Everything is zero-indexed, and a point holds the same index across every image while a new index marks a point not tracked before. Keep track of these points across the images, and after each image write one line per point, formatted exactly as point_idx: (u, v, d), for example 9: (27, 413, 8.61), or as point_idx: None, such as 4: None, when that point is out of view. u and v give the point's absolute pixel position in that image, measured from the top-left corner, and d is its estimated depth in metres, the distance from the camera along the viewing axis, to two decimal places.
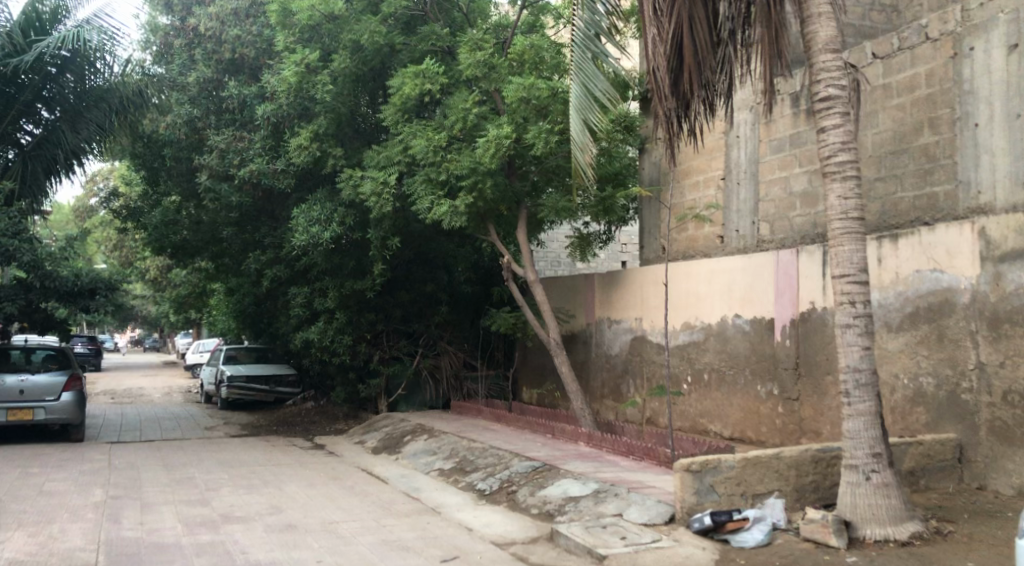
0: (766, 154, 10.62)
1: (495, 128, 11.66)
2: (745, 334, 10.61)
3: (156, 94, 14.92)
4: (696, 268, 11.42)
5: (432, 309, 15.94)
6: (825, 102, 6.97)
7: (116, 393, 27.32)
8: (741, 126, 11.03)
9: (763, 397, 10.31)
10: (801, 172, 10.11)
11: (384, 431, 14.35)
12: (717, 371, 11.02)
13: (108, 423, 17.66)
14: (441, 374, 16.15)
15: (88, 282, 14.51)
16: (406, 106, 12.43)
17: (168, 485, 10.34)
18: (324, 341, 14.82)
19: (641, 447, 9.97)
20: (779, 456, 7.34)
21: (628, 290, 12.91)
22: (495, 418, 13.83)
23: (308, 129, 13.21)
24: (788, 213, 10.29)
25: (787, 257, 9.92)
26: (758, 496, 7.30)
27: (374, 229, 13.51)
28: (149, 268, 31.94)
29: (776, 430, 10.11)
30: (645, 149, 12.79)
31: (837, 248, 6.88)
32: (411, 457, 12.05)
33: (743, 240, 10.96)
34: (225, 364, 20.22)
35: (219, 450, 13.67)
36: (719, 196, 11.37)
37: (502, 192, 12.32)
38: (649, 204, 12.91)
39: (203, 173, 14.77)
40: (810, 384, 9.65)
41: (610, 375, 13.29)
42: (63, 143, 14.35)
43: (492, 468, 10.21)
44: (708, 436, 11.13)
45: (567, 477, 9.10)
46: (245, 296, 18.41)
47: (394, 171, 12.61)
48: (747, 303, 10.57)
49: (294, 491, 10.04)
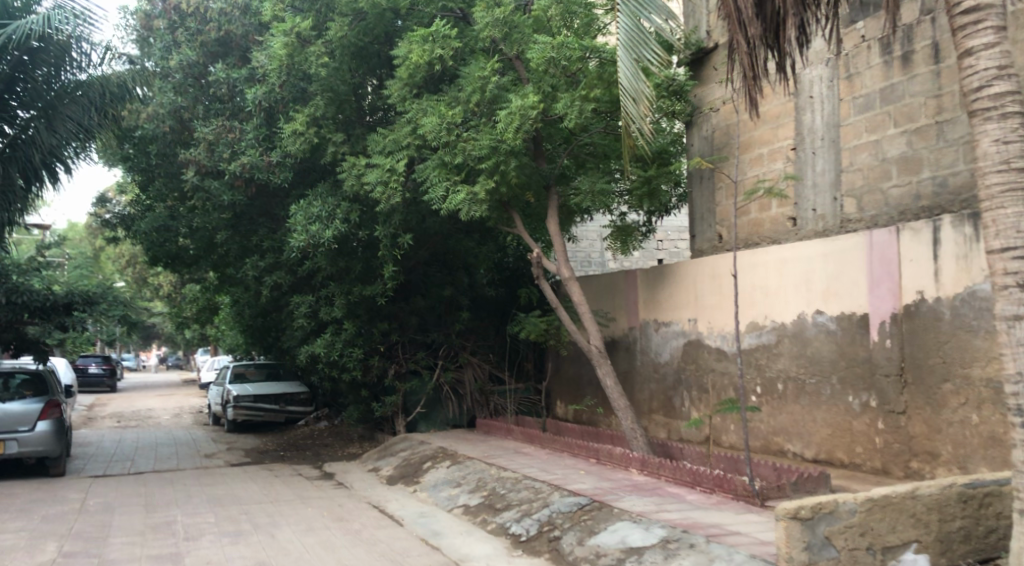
0: (849, 115, 8.79)
1: (520, 98, 9.91)
2: (829, 334, 8.75)
3: (141, 85, 13.27)
4: (763, 258, 9.59)
5: (453, 316, 14.21)
6: (971, 13, 5.15)
7: (123, 415, 25.71)
8: (815, 84, 9.22)
9: (856, 411, 8.43)
10: (896, 133, 8.27)
11: (401, 456, 12.57)
12: (795, 379, 9.19)
13: (101, 452, 16.05)
14: (465, 390, 14.33)
15: (64, 295, 12.82)
16: (415, 80, 10.76)
17: (139, 536, 8.62)
18: (333, 355, 13.03)
19: (710, 478, 8.11)
20: (916, 495, 5.47)
21: (678, 287, 11.09)
22: (528, 439, 12.01)
23: (302, 113, 11.55)
24: (880, 185, 8.45)
25: (883, 239, 8.07)
26: (891, 550, 5.43)
27: (383, 225, 11.80)
28: (161, 282, 30.59)
29: (874, 451, 8.23)
30: (692, 122, 10.97)
31: (994, 213, 5.00)
32: (431, 490, 10.27)
33: (823, 220, 9.11)
34: (231, 383, 18.62)
35: (213, 484, 11.95)
36: (789, 168, 9.53)
37: (529, 175, 10.52)
38: (700, 184, 11.08)
39: (190, 169, 13.04)
40: (921, 393, 7.76)
41: (659, 387, 11.45)
42: (38, 143, 12.34)
43: (528, 506, 8.38)
44: (787, 458, 9.26)
45: (623, 520, 7.26)
46: (247, 308, 16.77)
47: (403, 156, 10.86)
48: (831, 297, 8.70)
49: (288, 540, 8.30)
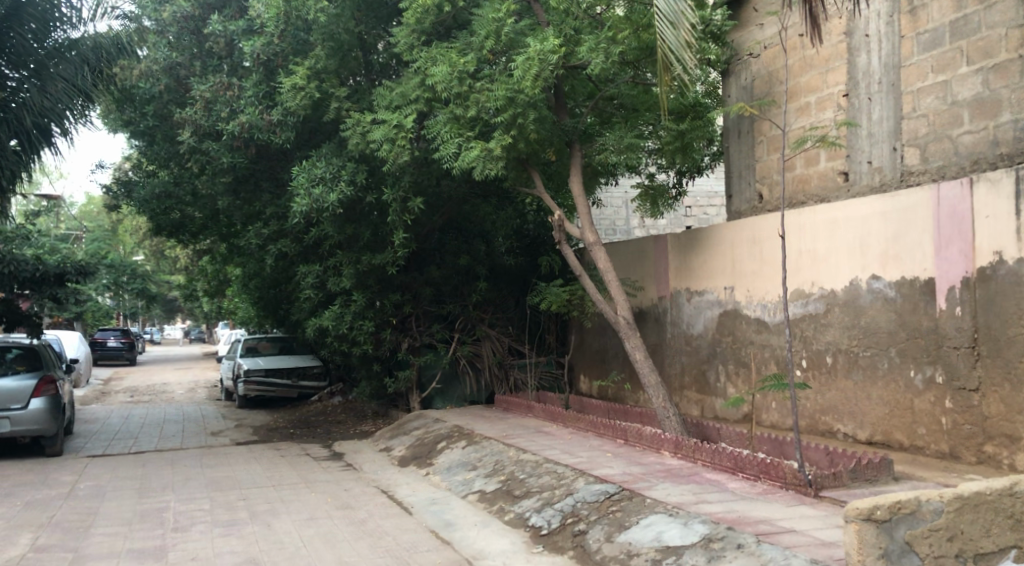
0: (911, 54, 7.78)
1: (538, 41, 8.97)
2: (887, 302, 7.80)
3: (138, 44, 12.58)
4: (811, 218, 8.61)
5: (469, 287, 13.33)
6: None
7: (138, 390, 25.09)
8: (872, 21, 8.18)
9: (918, 388, 7.50)
10: (969, 72, 7.29)
11: (414, 435, 11.76)
12: (847, 352, 8.25)
13: (104, 430, 15.38)
14: (483, 364, 13.48)
15: (55, 266, 12.04)
16: (424, 26, 9.98)
17: (124, 525, 7.88)
18: (342, 328, 12.19)
19: (754, 464, 7.18)
20: (1015, 492, 4.53)
21: (713, 252, 10.14)
22: (550, 417, 11.15)
23: (302, 66, 10.80)
24: (949, 132, 7.47)
25: (953, 192, 7.09)
26: (987, 556, 4.53)
27: (391, 189, 10.91)
28: (179, 255, 29.95)
29: (940, 433, 7.30)
30: (730, 71, 9.97)
31: None
32: (444, 474, 9.46)
33: (880, 174, 8.11)
34: (243, 357, 17.92)
35: (215, 466, 11.19)
36: (841, 117, 8.51)
37: (549, 130, 9.54)
38: (738, 139, 10.08)
39: (185, 130, 12.19)
40: (999, 367, 6.80)
41: (692, 360, 10.54)
42: (31, 104, 11.43)
43: (549, 494, 7.53)
44: (836, 440, 8.34)
45: (657, 513, 6.40)
46: (255, 279, 16.02)
47: (411, 110, 9.94)
48: (889, 261, 7.75)
49: (284, 531, 7.51)
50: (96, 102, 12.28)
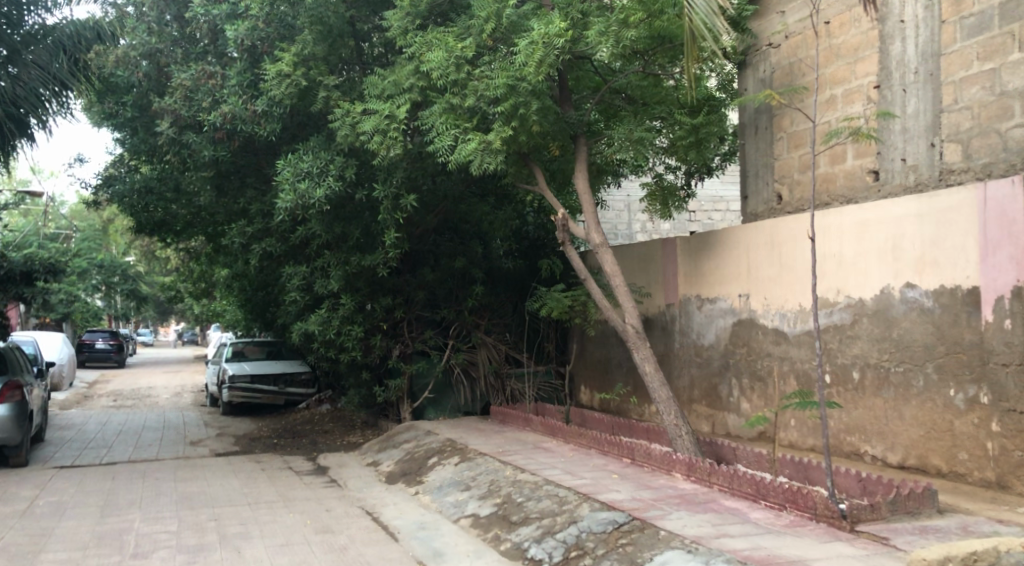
0: (953, 40, 7.10)
1: (544, 24, 8.30)
2: (923, 313, 7.09)
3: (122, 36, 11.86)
4: (838, 221, 7.89)
5: (464, 291, 12.60)
6: None
7: (121, 394, 24.23)
8: (908, 5, 7.48)
9: (959, 409, 6.78)
10: (1021, 59, 6.63)
11: (404, 448, 11.00)
12: (876, 367, 7.53)
13: (78, 437, 14.57)
14: (478, 373, 12.72)
15: (22, 263, 11.24)
16: (419, 10, 9.39)
17: (78, 550, 7.11)
18: (329, 334, 11.42)
19: (779, 492, 6.42)
20: None
21: (727, 257, 9.42)
22: (549, 431, 10.41)
23: (289, 52, 10.12)
24: (997, 126, 6.78)
25: (1002, 192, 6.40)
26: None
27: (382, 185, 10.16)
28: (171, 256, 29.28)
29: (985, 459, 6.57)
30: (747, 62, 9.33)
31: None
32: (434, 494, 8.71)
33: (915, 172, 7.43)
34: (228, 362, 17.18)
35: (188, 479, 10.42)
36: (871, 110, 7.82)
37: (553, 123, 8.79)
38: (756, 135, 9.36)
39: (163, 120, 11.22)
40: None
41: (703, 372, 9.81)
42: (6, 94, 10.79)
43: (550, 522, 6.79)
44: (864, 463, 7.61)
45: (674, 548, 5.67)
46: (242, 282, 15.33)
47: (404, 100, 9.22)
48: (927, 267, 7.03)
49: (256, 559, 6.76)
50: (74, 90, 11.58)
